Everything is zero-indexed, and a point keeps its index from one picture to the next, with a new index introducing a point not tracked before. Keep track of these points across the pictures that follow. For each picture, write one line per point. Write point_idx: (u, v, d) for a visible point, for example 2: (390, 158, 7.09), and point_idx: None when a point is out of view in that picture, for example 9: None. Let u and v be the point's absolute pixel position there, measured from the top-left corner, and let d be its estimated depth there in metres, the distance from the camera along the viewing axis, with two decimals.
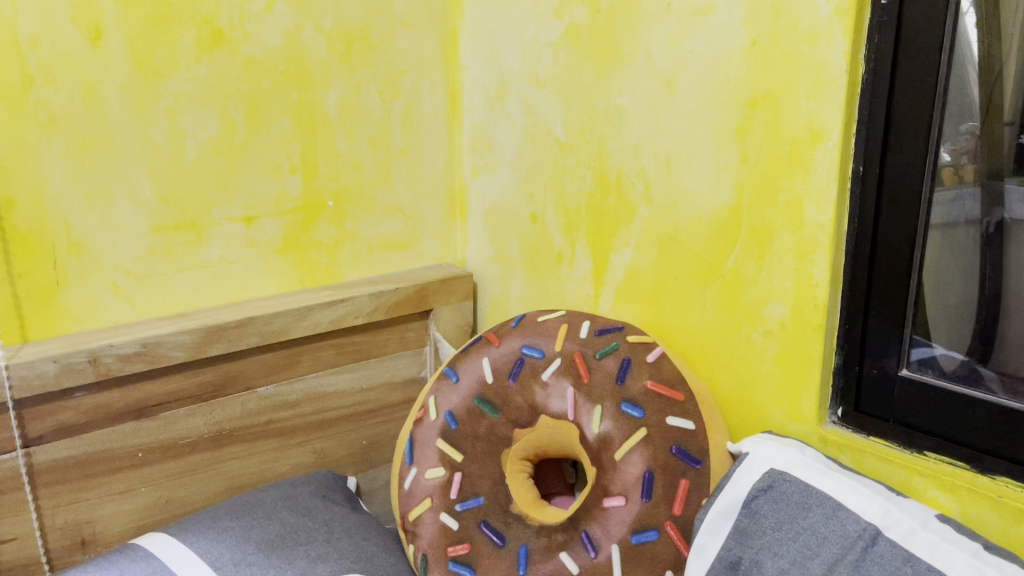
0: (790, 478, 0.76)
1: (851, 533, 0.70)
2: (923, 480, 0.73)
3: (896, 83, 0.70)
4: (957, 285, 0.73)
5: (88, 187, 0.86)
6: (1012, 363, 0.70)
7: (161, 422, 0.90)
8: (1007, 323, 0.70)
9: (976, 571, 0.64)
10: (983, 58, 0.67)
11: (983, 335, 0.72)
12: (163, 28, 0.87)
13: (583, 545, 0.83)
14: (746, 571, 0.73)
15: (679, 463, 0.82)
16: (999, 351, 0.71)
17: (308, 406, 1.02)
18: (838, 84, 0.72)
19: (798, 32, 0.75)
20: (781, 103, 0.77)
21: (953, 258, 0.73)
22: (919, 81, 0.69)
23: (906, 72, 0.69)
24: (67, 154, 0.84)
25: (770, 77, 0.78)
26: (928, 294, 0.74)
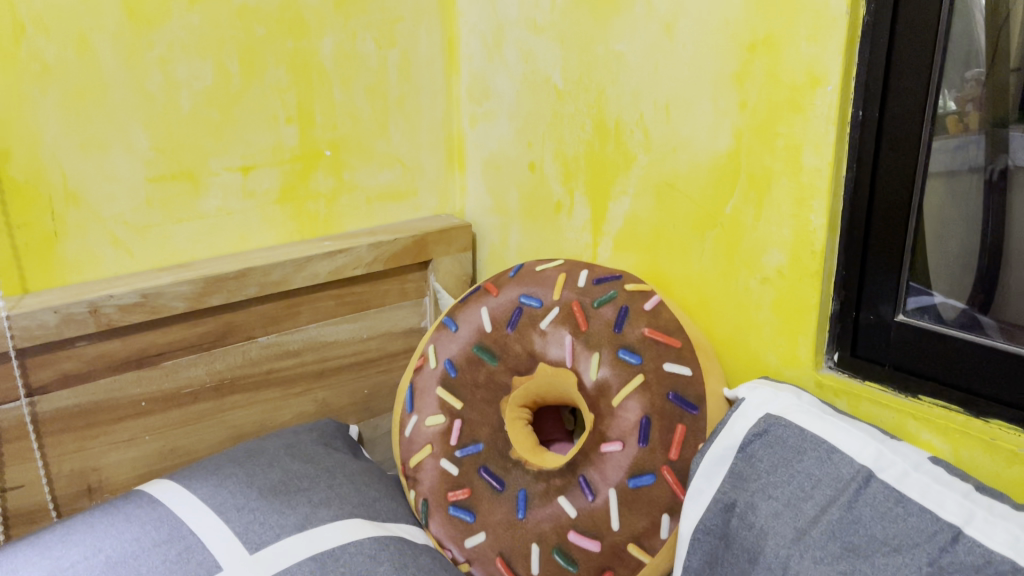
0: (785, 422, 0.77)
1: (845, 476, 0.71)
2: (916, 424, 0.74)
3: (898, 27, 0.69)
4: (959, 232, 0.73)
5: (84, 137, 0.86)
6: (1012, 309, 0.70)
7: (163, 372, 0.91)
8: (1008, 271, 0.70)
9: (967, 511, 0.65)
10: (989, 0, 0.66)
11: (984, 283, 0.72)
12: None
13: (581, 489, 0.85)
14: (740, 514, 0.74)
15: (676, 409, 0.83)
16: (999, 298, 0.71)
17: (309, 356, 1.03)
18: (838, 27, 0.71)
19: None
20: (781, 47, 0.76)
21: (956, 206, 0.72)
22: (921, 24, 0.68)
23: (908, 15, 0.68)
24: (61, 104, 0.83)
25: (770, 20, 0.77)
26: (928, 241, 0.74)
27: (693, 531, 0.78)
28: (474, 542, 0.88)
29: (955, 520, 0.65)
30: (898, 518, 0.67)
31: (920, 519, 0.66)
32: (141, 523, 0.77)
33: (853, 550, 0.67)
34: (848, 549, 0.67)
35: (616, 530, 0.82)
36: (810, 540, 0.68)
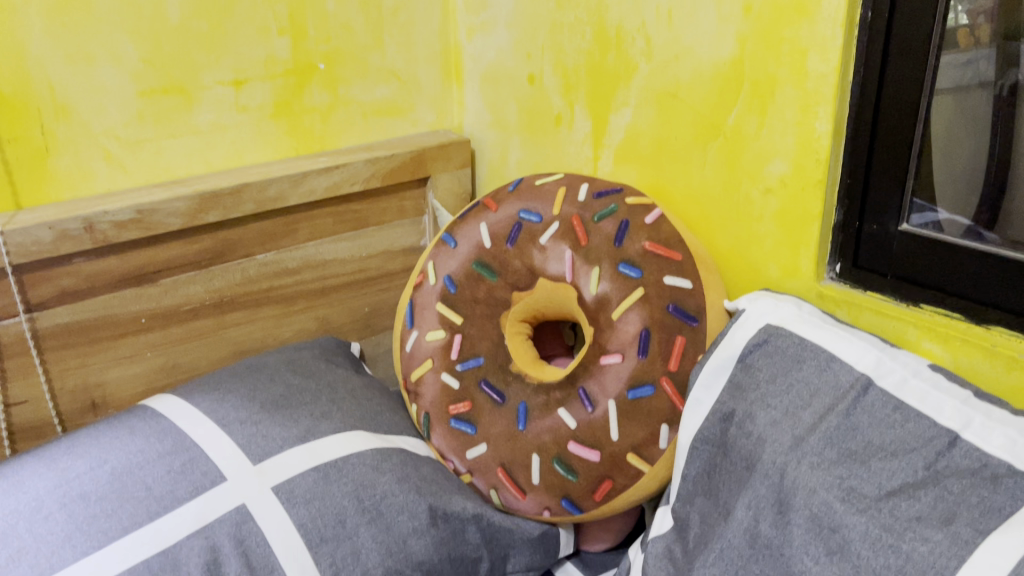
0: (785, 332, 0.77)
1: (844, 384, 0.71)
2: (916, 333, 0.74)
3: None
4: (967, 149, 0.72)
5: (70, 49, 0.83)
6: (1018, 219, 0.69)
7: (161, 288, 0.91)
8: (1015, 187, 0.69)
9: (964, 416, 0.65)
10: None
11: (991, 197, 0.71)
12: None
13: (581, 401, 0.85)
14: (739, 422, 0.75)
15: (675, 321, 0.83)
16: (1005, 208, 0.70)
17: (308, 274, 1.03)
18: None
19: None
20: None
21: (964, 122, 0.71)
22: None
23: None
24: (45, 14, 0.81)
25: None
26: (936, 155, 0.73)
27: (692, 440, 0.79)
28: (476, 453, 0.89)
29: (953, 425, 0.65)
30: (896, 424, 0.67)
31: (917, 424, 0.66)
32: (145, 435, 0.78)
33: (850, 456, 0.67)
34: (845, 455, 0.67)
35: (615, 441, 0.83)
36: (808, 446, 0.69)
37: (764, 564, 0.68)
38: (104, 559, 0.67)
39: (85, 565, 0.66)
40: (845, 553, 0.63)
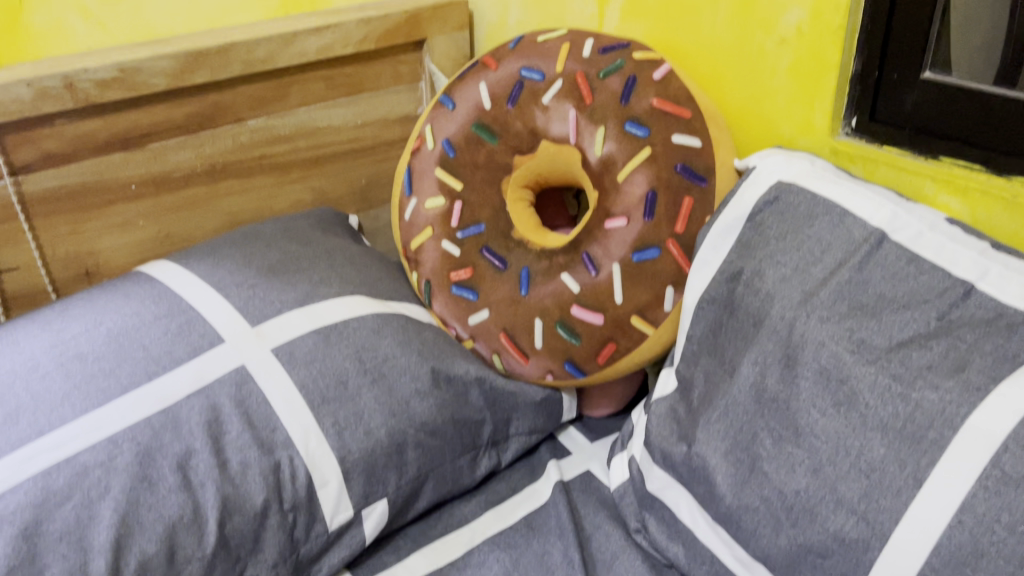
0: (797, 190, 0.74)
1: (857, 239, 0.69)
2: (934, 187, 0.72)
3: None
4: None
5: None
6: None
7: (150, 154, 0.88)
8: None
9: (981, 268, 0.63)
10: None
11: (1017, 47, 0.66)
12: None
13: (584, 265, 0.83)
14: (747, 281, 0.73)
15: (683, 181, 0.80)
16: None
17: (303, 141, 0.99)
18: None
19: None
20: None
21: None
22: None
23: None
24: None
25: None
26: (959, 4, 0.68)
27: (698, 301, 0.77)
28: (478, 320, 0.88)
29: (969, 276, 0.63)
30: (909, 277, 0.65)
31: (932, 276, 0.64)
32: (140, 299, 0.76)
33: (860, 309, 0.65)
34: (856, 309, 0.65)
35: (619, 304, 0.81)
36: (818, 301, 0.67)
37: (768, 418, 0.67)
38: (105, 417, 0.66)
39: (86, 422, 0.66)
40: (852, 404, 0.62)
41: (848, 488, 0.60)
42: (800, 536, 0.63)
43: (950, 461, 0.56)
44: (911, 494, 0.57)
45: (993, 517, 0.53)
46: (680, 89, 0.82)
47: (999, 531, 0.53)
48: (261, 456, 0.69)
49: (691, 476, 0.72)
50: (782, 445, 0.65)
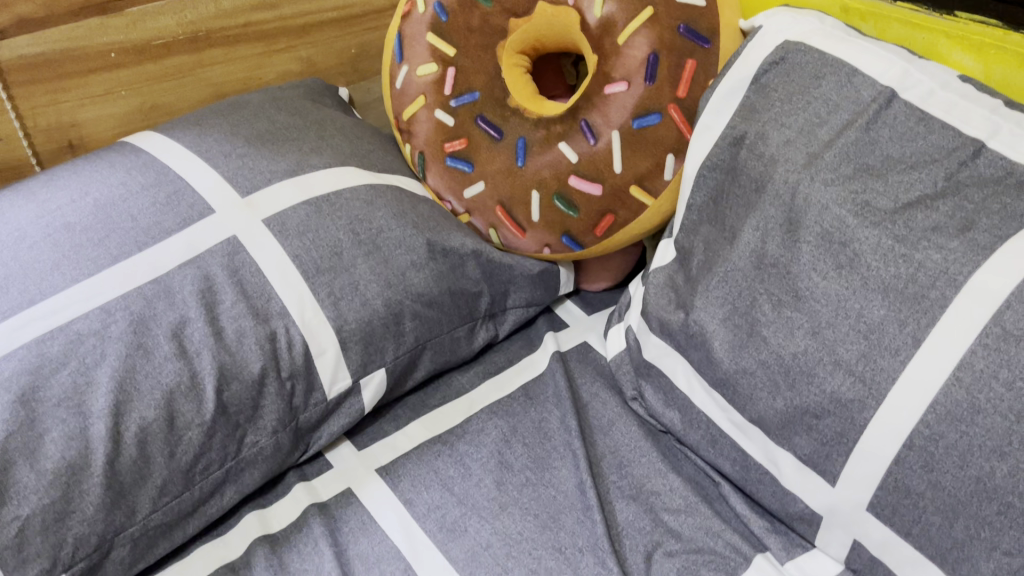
0: (804, 49, 0.71)
1: (865, 99, 0.66)
2: (947, 44, 0.69)
3: None
4: None
5: None
6: None
7: (128, 20, 0.84)
8: None
9: (992, 126, 0.61)
10: None
11: None
12: None
13: (582, 133, 0.80)
14: (750, 145, 0.70)
15: (686, 43, 0.76)
16: None
17: (288, 9, 0.95)
18: None
19: None
20: None
21: None
22: None
23: None
24: None
25: None
26: None
27: (699, 169, 0.75)
28: (473, 192, 0.86)
29: (979, 135, 0.61)
30: (918, 137, 0.63)
31: (941, 136, 0.62)
32: (126, 169, 0.74)
33: (865, 171, 0.64)
34: (861, 170, 0.64)
35: (618, 173, 0.79)
36: (823, 163, 0.65)
37: (768, 283, 0.66)
38: (96, 287, 0.65)
39: (78, 291, 0.65)
40: (854, 266, 0.61)
41: (846, 349, 0.60)
42: (797, 398, 0.63)
43: (950, 320, 0.56)
44: (910, 353, 0.57)
45: (991, 374, 0.53)
46: None
47: (996, 387, 0.53)
48: (257, 326, 0.68)
49: (688, 343, 0.71)
50: (781, 309, 0.65)
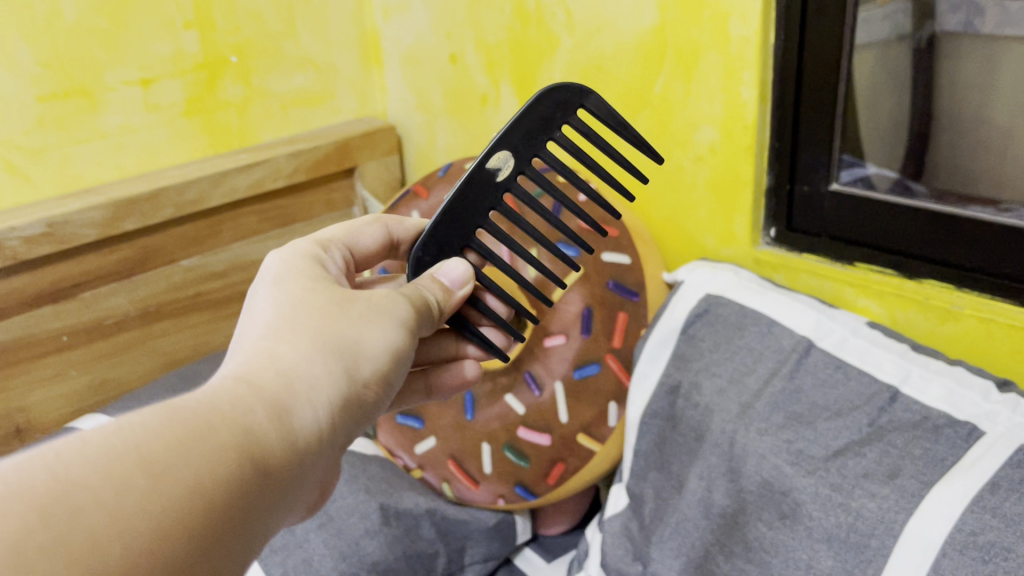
0: (725, 301, 0.78)
1: (786, 347, 0.72)
2: (852, 292, 0.76)
3: (806, 53, 0.73)
4: (884, 145, 0.75)
5: None
6: (942, 180, 0.72)
7: (82, 304, 0.88)
8: (933, 177, 0.72)
9: (903, 371, 0.66)
10: (914, 34, 0.69)
11: (915, 158, 0.73)
12: None
13: (527, 384, 0.83)
14: (686, 394, 0.75)
15: (586, 383, 0.82)
16: (931, 171, 0.73)
17: (237, 276, 1.02)
18: (752, 25, 0.73)
19: None
20: (686, 29, 0.79)
21: (882, 137, 0.74)
22: (821, 77, 0.73)
23: (812, 60, 0.73)
24: None
25: None
26: (861, 125, 0.75)
27: (613, 516, 0.80)
28: (424, 448, 0.88)
29: (892, 380, 0.66)
30: (838, 384, 0.68)
31: (859, 382, 0.67)
32: None
33: (796, 418, 0.67)
34: (792, 418, 0.68)
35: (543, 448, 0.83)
36: (754, 412, 0.69)
37: (719, 534, 0.68)
38: None
39: None
40: (797, 516, 0.63)
41: None
42: None
43: None
44: None
45: None
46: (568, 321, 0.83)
47: None
48: None
49: None
50: (734, 560, 0.67)
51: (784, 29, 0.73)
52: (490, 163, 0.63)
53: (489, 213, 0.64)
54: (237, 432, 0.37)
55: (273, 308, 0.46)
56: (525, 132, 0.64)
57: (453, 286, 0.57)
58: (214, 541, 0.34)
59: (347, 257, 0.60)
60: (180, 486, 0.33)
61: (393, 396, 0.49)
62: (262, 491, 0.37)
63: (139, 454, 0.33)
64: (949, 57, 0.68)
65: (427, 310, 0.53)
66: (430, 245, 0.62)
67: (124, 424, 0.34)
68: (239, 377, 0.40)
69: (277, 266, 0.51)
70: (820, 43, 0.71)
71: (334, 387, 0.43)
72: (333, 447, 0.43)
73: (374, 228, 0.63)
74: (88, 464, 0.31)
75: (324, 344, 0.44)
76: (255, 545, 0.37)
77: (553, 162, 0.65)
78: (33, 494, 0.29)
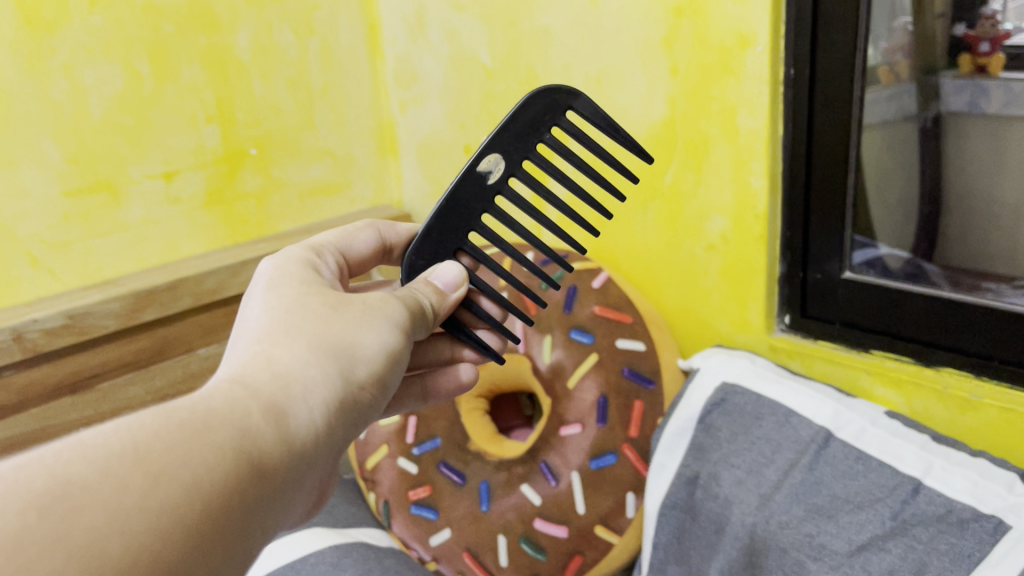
0: (742, 389, 0.77)
1: (804, 438, 0.71)
2: (869, 379, 0.76)
3: (815, 142, 0.74)
4: (896, 222, 0.75)
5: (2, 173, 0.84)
6: (955, 255, 0.72)
7: (99, 394, 0.89)
8: (946, 252, 0.73)
9: (925, 462, 0.65)
10: (921, 111, 0.70)
11: (927, 233, 0.74)
12: (42, 35, 0.84)
13: (544, 475, 0.83)
14: (704, 485, 0.74)
15: (603, 473, 0.81)
16: (943, 247, 0.73)
17: None
18: (760, 119, 0.75)
19: (713, 53, 0.76)
20: (695, 122, 0.81)
21: (893, 212, 0.75)
22: (830, 163, 0.73)
23: (822, 148, 0.74)
24: None
25: (690, 83, 0.80)
26: (872, 202, 0.75)
27: None
28: (439, 540, 0.86)
29: (914, 472, 0.65)
30: (859, 475, 0.67)
31: (880, 474, 0.66)
32: None
33: (817, 511, 0.66)
34: (812, 511, 0.66)
35: (562, 540, 0.81)
36: (774, 505, 0.68)
37: None
38: None
39: None
40: None
41: None
42: None
43: None
44: None
45: None
46: (582, 409, 0.83)
47: None
48: None
49: None
50: None
51: (793, 118, 0.75)
52: (480, 165, 0.63)
53: (482, 216, 0.64)
54: (233, 431, 0.37)
55: (267, 314, 0.46)
56: (514, 134, 0.64)
57: (447, 288, 0.58)
58: (216, 540, 0.34)
59: (341, 262, 0.61)
60: (179, 484, 0.33)
61: (389, 399, 0.49)
62: (260, 491, 0.37)
63: (135, 453, 0.33)
64: (958, 136, 0.70)
65: (419, 312, 0.52)
66: (423, 250, 0.62)
67: (122, 427, 0.34)
68: (234, 379, 0.40)
69: (271, 272, 0.51)
70: (830, 131, 0.72)
71: (330, 389, 0.43)
72: (331, 450, 0.43)
73: (365, 236, 0.64)
74: (85, 464, 0.31)
75: (317, 346, 0.44)
76: (256, 548, 0.37)
77: (543, 166, 0.64)
78: (33, 494, 0.29)
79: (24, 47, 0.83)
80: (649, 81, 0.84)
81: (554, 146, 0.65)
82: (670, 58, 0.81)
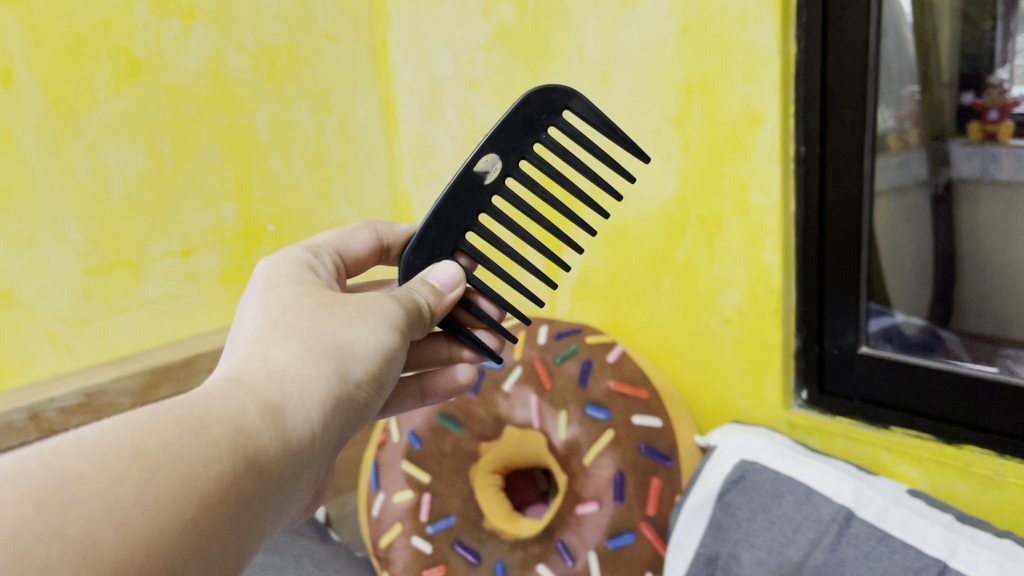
0: (761, 466, 0.76)
1: (825, 517, 0.69)
2: (890, 457, 0.75)
3: (825, 212, 0.74)
4: (911, 290, 0.75)
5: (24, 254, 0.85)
6: (970, 323, 0.72)
7: None
8: (964, 319, 0.72)
9: (951, 544, 0.63)
10: (930, 176, 0.71)
11: (942, 300, 0.73)
12: (68, 116, 0.86)
13: (561, 555, 0.82)
14: (725, 566, 0.73)
15: (621, 554, 0.80)
16: (959, 315, 0.72)
17: None
18: (770, 196, 0.76)
19: (722, 132, 0.78)
20: (706, 198, 0.81)
21: (905, 277, 0.75)
22: (841, 235, 0.73)
23: (833, 217, 0.74)
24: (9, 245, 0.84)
25: (701, 159, 0.81)
26: (885, 270, 0.75)
27: None
28: None
29: (939, 554, 0.63)
30: (883, 556, 0.65)
31: (904, 555, 0.64)
32: None
33: None
34: None
35: None
36: None
37: None
38: None
39: None
40: None
41: None
42: None
43: None
44: None
45: None
46: (599, 487, 0.83)
47: None
48: None
49: None
50: None
51: (802, 195, 0.75)
52: (477, 164, 0.63)
53: (479, 216, 0.64)
54: (229, 427, 0.36)
55: (265, 314, 0.46)
56: (512, 133, 0.63)
57: (444, 289, 0.57)
58: (208, 538, 0.33)
59: (338, 262, 0.61)
60: (175, 479, 0.32)
61: (386, 398, 0.49)
62: (255, 487, 0.36)
63: (133, 448, 0.32)
64: (966, 202, 0.70)
65: (417, 311, 0.52)
66: (420, 250, 0.62)
67: (120, 423, 0.33)
68: (232, 377, 0.40)
69: (269, 274, 0.52)
70: (841, 203, 0.73)
71: (327, 387, 0.42)
72: (327, 450, 0.43)
73: (361, 234, 0.64)
74: (83, 458, 0.31)
75: (314, 343, 0.44)
76: (249, 545, 0.36)
77: (541, 165, 0.64)
78: (31, 486, 0.29)
79: (50, 130, 0.85)
80: (660, 159, 0.85)
81: (550, 145, 0.64)
82: (682, 135, 0.82)
